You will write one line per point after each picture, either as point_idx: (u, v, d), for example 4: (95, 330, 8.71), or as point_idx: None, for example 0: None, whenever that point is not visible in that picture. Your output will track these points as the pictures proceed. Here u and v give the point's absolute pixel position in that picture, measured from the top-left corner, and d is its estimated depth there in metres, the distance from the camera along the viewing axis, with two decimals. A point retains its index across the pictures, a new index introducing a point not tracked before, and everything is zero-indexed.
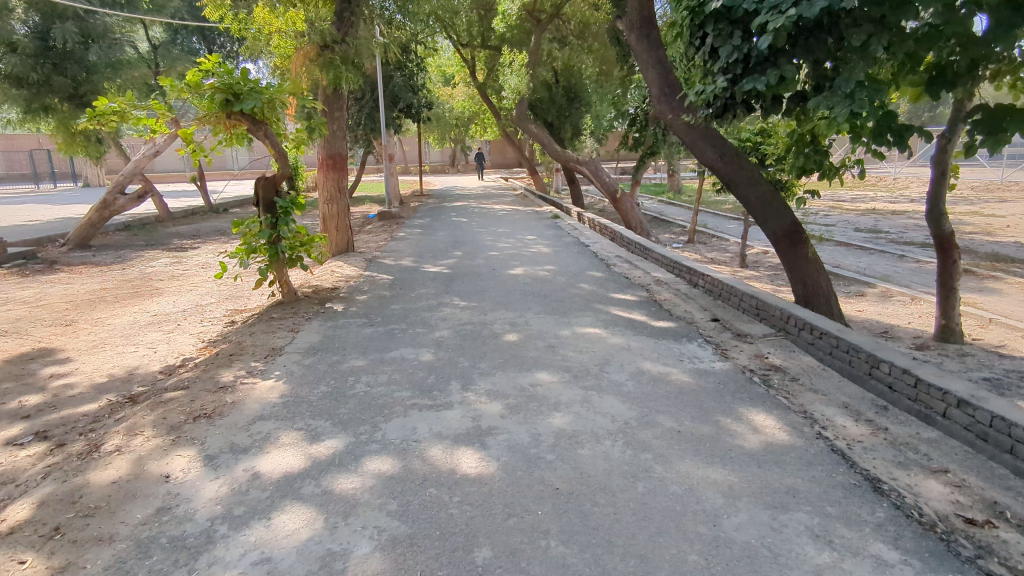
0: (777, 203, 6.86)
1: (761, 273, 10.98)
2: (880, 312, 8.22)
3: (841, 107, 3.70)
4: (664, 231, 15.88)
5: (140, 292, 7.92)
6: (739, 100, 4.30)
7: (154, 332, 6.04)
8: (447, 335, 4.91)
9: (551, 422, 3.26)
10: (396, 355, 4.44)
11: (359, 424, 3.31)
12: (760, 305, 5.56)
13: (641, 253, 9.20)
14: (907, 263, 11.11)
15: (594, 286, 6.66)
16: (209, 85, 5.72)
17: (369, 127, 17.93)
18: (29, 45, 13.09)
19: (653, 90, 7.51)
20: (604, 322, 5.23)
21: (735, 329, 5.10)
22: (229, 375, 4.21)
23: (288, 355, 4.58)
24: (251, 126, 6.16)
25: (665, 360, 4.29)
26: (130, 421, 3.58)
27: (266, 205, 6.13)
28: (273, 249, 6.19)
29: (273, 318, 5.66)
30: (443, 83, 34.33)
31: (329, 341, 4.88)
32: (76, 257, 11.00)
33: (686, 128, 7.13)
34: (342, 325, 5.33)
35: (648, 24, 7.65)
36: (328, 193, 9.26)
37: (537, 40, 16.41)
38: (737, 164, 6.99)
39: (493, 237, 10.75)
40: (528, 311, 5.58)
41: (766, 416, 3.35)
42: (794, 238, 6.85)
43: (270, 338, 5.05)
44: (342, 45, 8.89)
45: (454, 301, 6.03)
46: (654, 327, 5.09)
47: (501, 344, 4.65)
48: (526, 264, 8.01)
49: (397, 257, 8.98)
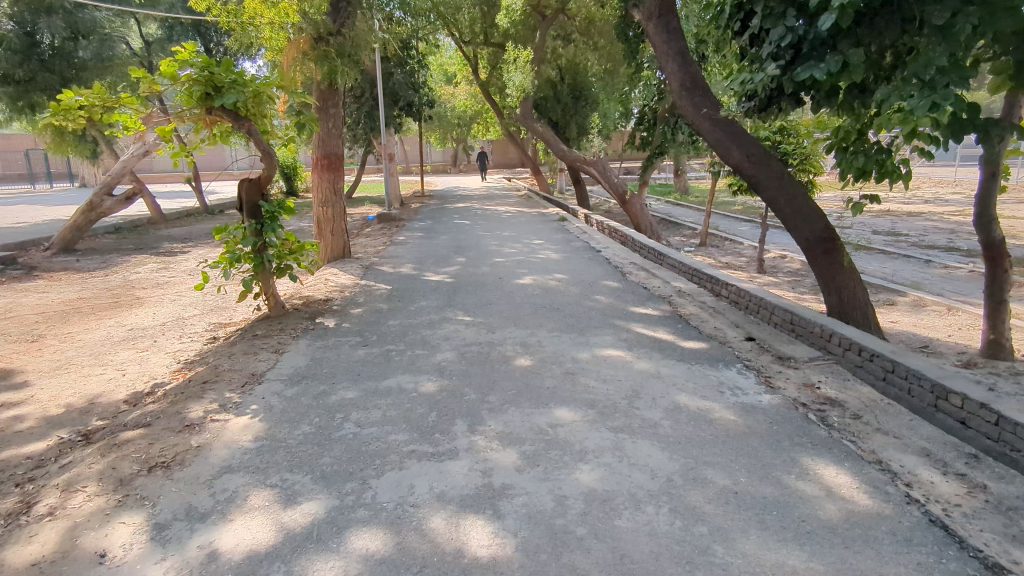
0: (810, 207, 6.26)
1: (780, 279, 10.39)
2: (916, 324, 7.63)
3: (920, 98, 3.12)
4: (675, 234, 15.31)
5: (121, 303, 7.36)
6: (789, 91, 3.70)
7: (127, 350, 5.45)
8: (451, 359, 4.33)
9: (578, 479, 2.69)
10: (391, 385, 3.85)
11: (346, 480, 2.74)
12: (796, 320, 5.01)
13: (657, 258, 8.61)
14: (935, 268, 10.50)
15: (611, 299, 6.08)
16: (186, 77, 5.14)
17: (368, 126, 17.31)
18: (15, 40, 12.60)
19: (673, 85, 6.95)
20: (628, 343, 4.65)
21: (775, 350, 4.52)
22: (198, 411, 3.62)
23: (268, 384, 3.98)
24: (233, 123, 5.57)
25: (703, 392, 3.71)
26: (74, 472, 3.00)
27: (251, 210, 5.58)
28: (259, 258, 5.58)
29: (257, 335, 5.09)
30: (444, 81, 33.80)
31: (317, 366, 4.29)
32: (58, 262, 10.44)
33: (711, 126, 6.62)
34: (334, 346, 4.76)
35: (667, 13, 7.07)
36: (323, 195, 8.68)
37: (541, 36, 15.88)
38: (766, 165, 6.41)
39: (498, 242, 10.18)
40: (540, 329, 4.99)
41: (837, 471, 2.78)
42: (828, 245, 6.25)
43: (250, 361, 4.47)
44: (339, 37, 8.33)
45: (458, 316, 5.45)
46: (684, 349, 4.51)
47: (513, 370, 4.07)
48: (535, 272, 7.43)
49: (395, 263, 8.41)
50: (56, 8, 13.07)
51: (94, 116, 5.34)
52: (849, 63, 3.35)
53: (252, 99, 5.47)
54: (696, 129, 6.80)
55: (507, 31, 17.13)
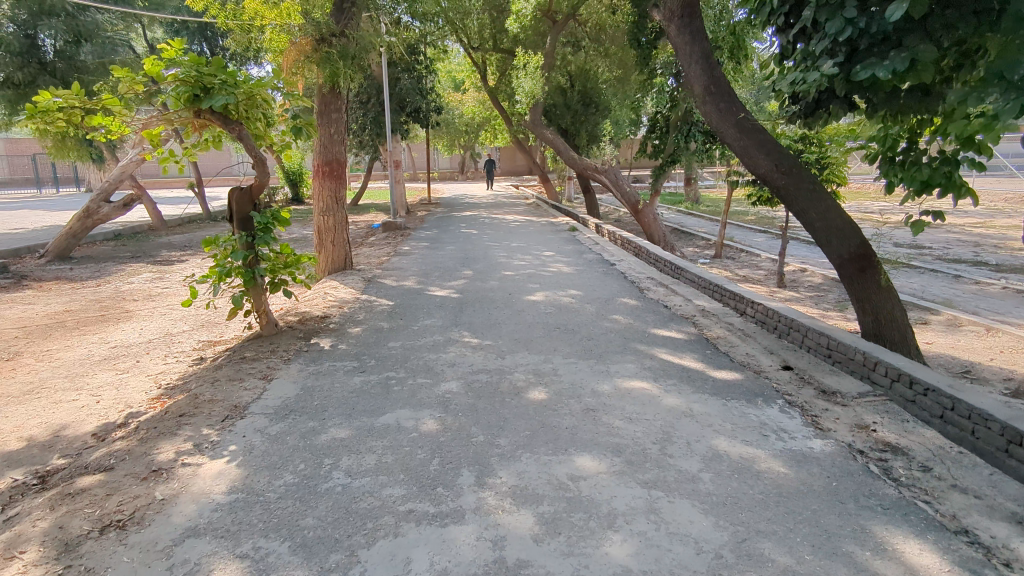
0: (843, 221, 5.76)
1: (802, 294, 9.91)
2: (953, 345, 7.13)
3: (1006, 101, 2.66)
4: (688, 245, 14.85)
5: (108, 317, 6.96)
6: (844, 92, 3.26)
7: (105, 371, 5.04)
8: (457, 390, 3.89)
9: (608, 555, 2.24)
10: (389, 423, 3.40)
11: (329, 551, 2.30)
12: (833, 345, 4.57)
13: (675, 272, 8.15)
14: (965, 284, 9.98)
15: (630, 319, 5.62)
16: (171, 77, 4.74)
17: (374, 132, 16.88)
18: (15, 42, 12.27)
19: (697, 89, 6.50)
20: (653, 372, 4.18)
21: (817, 382, 4.06)
22: (169, 452, 3.18)
23: (251, 419, 3.54)
24: (223, 126, 5.17)
25: (744, 435, 3.24)
26: (14, 531, 2.56)
27: (241, 220, 5.16)
28: (250, 272, 5.16)
29: (245, 358, 4.67)
30: (450, 88, 33.55)
31: (307, 397, 3.85)
32: (51, 271, 10.07)
33: (738, 133, 6.20)
34: (327, 372, 4.32)
35: (690, 12, 6.64)
36: (324, 204, 8.27)
37: (552, 41, 15.61)
38: (797, 175, 5.94)
39: (506, 253, 9.75)
40: (554, 355, 4.54)
41: (918, 547, 2.30)
42: (864, 262, 5.74)
43: (235, 390, 4.03)
44: (342, 39, 7.86)
45: (464, 338, 5.01)
46: (716, 381, 4.05)
47: (527, 405, 3.62)
48: (546, 287, 6.98)
49: (399, 276, 7.98)
50: (58, 11, 12.80)
51: (74, 119, 4.98)
52: (918, 59, 2.90)
53: (244, 101, 5.07)
54: (721, 137, 6.38)
55: (517, 36, 16.71)
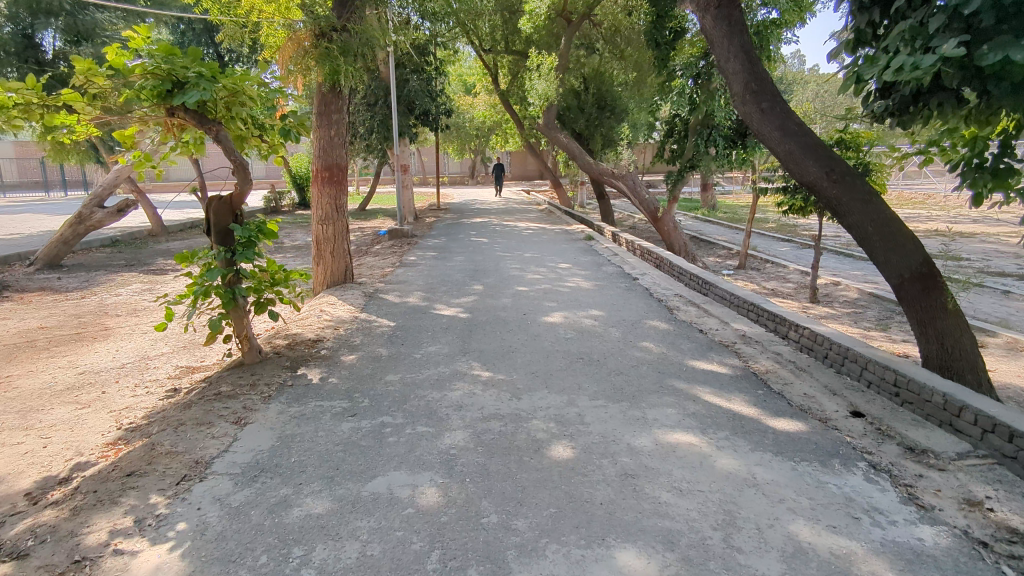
0: (903, 234, 4.98)
1: (838, 311, 9.17)
2: (1020, 373, 6.36)
3: None
4: (709, 254, 14.16)
5: (84, 335, 6.37)
6: (957, 82, 2.64)
7: (64, 406, 4.40)
8: (464, 443, 3.21)
9: None
10: (379, 493, 2.75)
11: None
12: (903, 383, 3.89)
13: (704, 288, 7.45)
14: (1018, 301, 9.18)
15: (663, 347, 4.93)
16: (137, 70, 4.12)
17: (380, 136, 16.21)
18: (10, 40, 11.72)
19: (735, 86, 5.80)
20: (699, 421, 3.48)
21: (898, 437, 3.36)
22: (101, 532, 2.52)
23: (211, 482, 2.89)
24: (199, 126, 4.58)
25: (828, 517, 2.54)
26: None
27: (220, 233, 4.53)
28: (230, 293, 4.52)
29: (220, 395, 4.02)
30: (460, 92, 32.96)
31: (283, 450, 3.20)
32: (36, 281, 9.47)
33: (782, 136, 5.49)
34: (311, 415, 3.66)
35: (729, 2, 5.96)
36: (323, 212, 7.62)
37: (568, 42, 14.97)
38: (850, 183, 5.20)
39: (519, 265, 9.08)
40: (579, 395, 3.85)
41: None
42: (928, 282, 4.93)
43: (200, 439, 3.38)
44: (344, 34, 7.19)
45: (473, 371, 4.34)
46: (777, 434, 3.35)
47: (549, 467, 2.94)
48: (564, 306, 6.30)
49: (403, 291, 7.35)
50: (56, 10, 12.17)
51: (32, 118, 4.35)
52: None
53: (223, 96, 4.47)
54: (763, 140, 5.67)
55: (530, 36, 15.94)
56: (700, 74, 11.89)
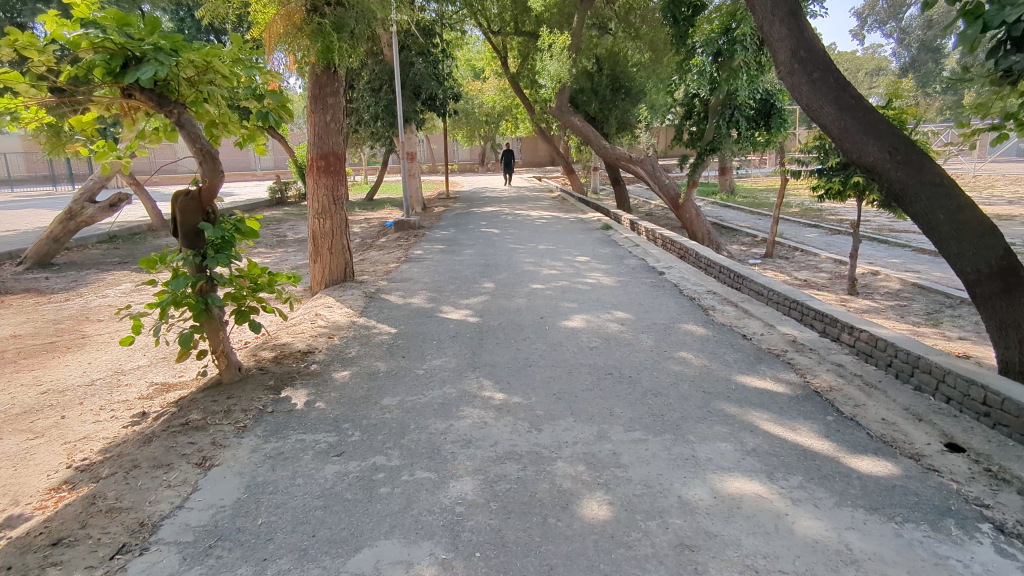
0: (980, 223, 4.08)
1: (880, 304, 8.42)
2: None
3: None
4: (733, 242, 13.39)
5: (58, 345, 5.78)
6: None
7: (14, 436, 3.81)
8: (474, 498, 2.57)
9: None
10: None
11: None
12: (1002, 404, 3.17)
13: (737, 283, 6.70)
14: None
15: (704, 358, 4.26)
16: (79, 41, 3.45)
17: (386, 122, 15.21)
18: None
19: (778, 54, 4.88)
20: (764, 462, 2.82)
21: (1018, 484, 2.65)
22: None
23: (153, 558, 2.28)
24: (160, 109, 3.92)
25: None
26: None
27: (189, 234, 3.93)
28: (203, 304, 3.90)
29: (187, 425, 3.42)
30: (468, 77, 32.06)
31: (251, 507, 2.59)
32: (23, 282, 8.91)
33: (836, 111, 4.56)
34: (289, 455, 3.04)
35: None
36: (320, 205, 6.99)
37: (580, 19, 14.01)
38: (918, 165, 4.28)
39: (533, 259, 8.40)
40: (612, 426, 3.20)
41: None
42: (1011, 278, 4.02)
43: (153, 489, 2.76)
44: (338, 8, 6.51)
45: (483, 393, 3.70)
46: (864, 480, 2.68)
47: (583, 535, 2.29)
48: (585, 308, 5.62)
49: (407, 290, 6.72)
50: None
51: None
52: None
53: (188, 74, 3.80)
54: (812, 116, 4.75)
55: (541, 15, 15.22)
56: (720, 51, 10.89)
